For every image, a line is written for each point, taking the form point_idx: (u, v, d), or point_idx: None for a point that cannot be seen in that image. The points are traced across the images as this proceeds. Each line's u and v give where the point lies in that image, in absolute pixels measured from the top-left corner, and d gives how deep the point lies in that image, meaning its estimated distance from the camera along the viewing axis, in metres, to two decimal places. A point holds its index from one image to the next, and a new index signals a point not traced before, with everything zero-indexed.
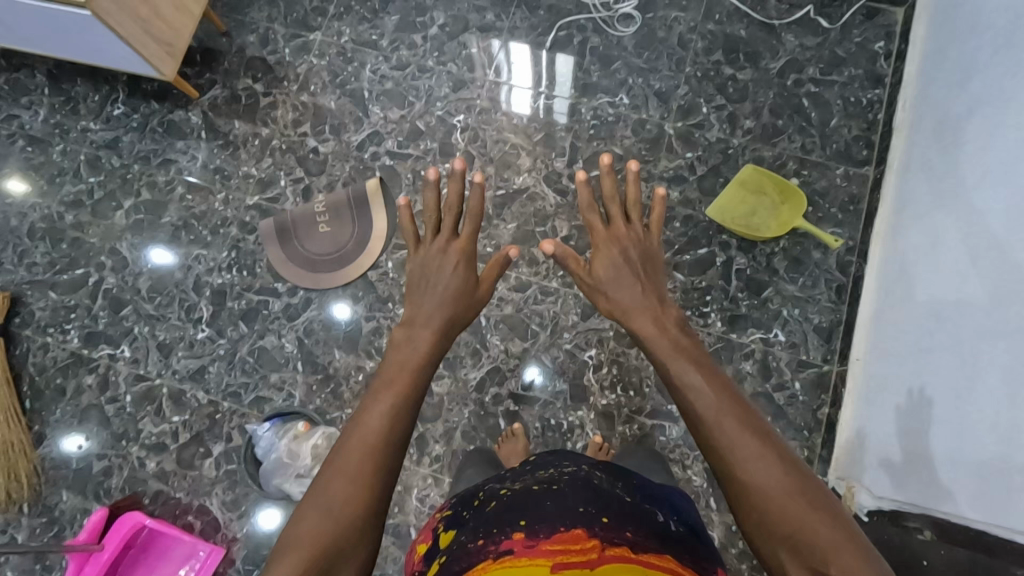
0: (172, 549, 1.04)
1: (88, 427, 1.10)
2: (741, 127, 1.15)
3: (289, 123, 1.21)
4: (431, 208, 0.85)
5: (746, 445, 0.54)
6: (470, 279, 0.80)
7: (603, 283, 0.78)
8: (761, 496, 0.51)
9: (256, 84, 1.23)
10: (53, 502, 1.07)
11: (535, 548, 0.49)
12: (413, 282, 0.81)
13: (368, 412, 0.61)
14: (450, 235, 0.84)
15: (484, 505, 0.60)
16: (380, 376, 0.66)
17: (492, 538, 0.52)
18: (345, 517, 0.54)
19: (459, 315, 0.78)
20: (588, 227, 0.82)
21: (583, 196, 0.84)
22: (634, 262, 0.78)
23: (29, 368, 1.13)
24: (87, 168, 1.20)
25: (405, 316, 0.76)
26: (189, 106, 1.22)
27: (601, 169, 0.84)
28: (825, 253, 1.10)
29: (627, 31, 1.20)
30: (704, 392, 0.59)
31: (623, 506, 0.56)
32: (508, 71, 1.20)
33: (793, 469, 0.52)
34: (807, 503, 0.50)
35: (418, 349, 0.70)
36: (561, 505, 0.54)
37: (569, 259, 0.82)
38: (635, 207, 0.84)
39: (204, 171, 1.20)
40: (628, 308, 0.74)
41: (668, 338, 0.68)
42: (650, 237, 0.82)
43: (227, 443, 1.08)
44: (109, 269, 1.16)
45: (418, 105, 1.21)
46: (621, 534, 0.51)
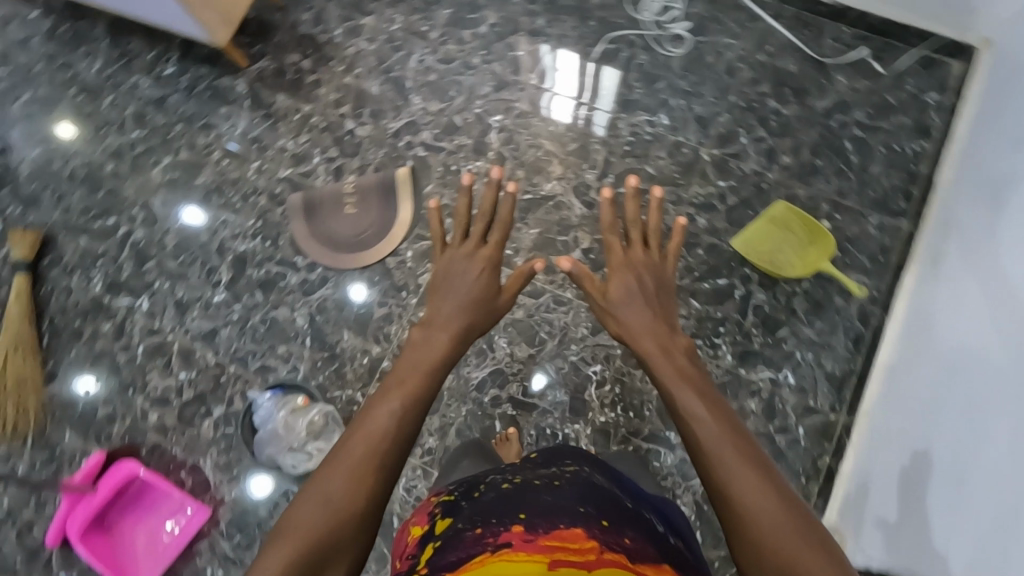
0: (161, 503, 1.06)
1: (98, 373, 1.13)
2: (778, 163, 1.14)
3: (330, 103, 1.23)
4: (459, 210, 0.86)
5: (746, 477, 0.55)
6: (491, 287, 0.82)
7: (614, 305, 0.79)
8: (757, 533, 0.51)
9: (303, 61, 1.25)
10: (55, 440, 1.10)
11: (533, 542, 0.49)
12: (436, 284, 0.83)
13: (376, 409, 0.64)
14: (477, 242, 0.84)
15: (482, 496, 0.60)
16: (391, 376, 0.70)
17: (490, 529, 0.52)
18: (342, 509, 0.56)
19: (475, 322, 0.80)
20: (607, 247, 0.82)
21: (607, 215, 0.83)
22: (648, 289, 0.79)
23: (51, 308, 1.16)
24: (133, 122, 1.24)
25: (426, 314, 0.79)
26: (236, 74, 1.25)
27: (627, 190, 0.84)
28: (847, 300, 1.07)
29: (679, 53, 1.19)
30: (706, 424, 0.60)
31: (623, 512, 0.56)
32: (552, 78, 1.21)
33: (792, 506, 0.53)
34: (801, 535, 0.51)
35: (434, 353, 0.73)
36: (560, 502, 0.54)
37: (584, 278, 0.83)
38: (656, 235, 0.84)
39: (243, 139, 1.22)
40: (635, 331, 0.76)
41: (674, 365, 0.70)
42: (665, 262, 0.83)
43: (227, 407, 1.10)
44: (140, 223, 1.19)
45: (458, 101, 1.22)
46: (619, 540, 0.51)
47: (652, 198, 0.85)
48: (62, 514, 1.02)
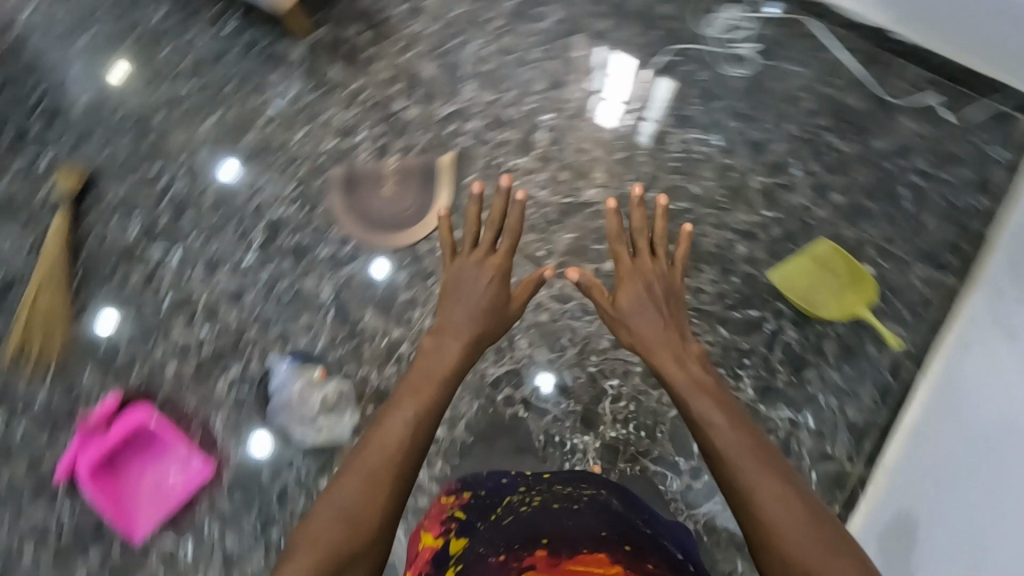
0: (167, 453, 1.07)
1: (123, 317, 1.14)
2: (827, 200, 1.11)
3: (383, 80, 1.23)
4: (468, 220, 0.92)
5: (764, 485, 0.64)
6: (501, 295, 0.88)
7: (626, 315, 0.87)
8: (780, 539, 0.61)
9: (361, 34, 1.25)
10: (73, 376, 1.11)
11: (558, 565, 0.69)
12: (445, 291, 0.89)
13: (388, 419, 0.74)
14: (485, 249, 0.91)
15: (499, 520, 0.79)
16: (404, 385, 0.79)
17: (513, 555, 0.71)
18: (356, 517, 0.65)
19: (485, 330, 0.87)
20: (615, 255, 0.90)
21: (613, 225, 0.91)
22: (657, 296, 0.87)
23: (86, 246, 1.18)
24: (187, 75, 1.25)
25: (437, 321, 0.87)
26: (294, 40, 1.25)
27: (632, 202, 0.91)
28: (879, 350, 1.04)
29: (745, 74, 1.17)
30: (726, 432, 0.70)
31: (644, 541, 0.77)
32: (606, 82, 1.19)
33: (808, 509, 0.62)
34: (817, 534, 0.61)
35: (445, 362, 0.82)
36: (579, 524, 0.76)
37: (592, 288, 0.91)
38: (662, 241, 0.92)
39: (292, 105, 1.23)
40: (648, 344, 0.84)
41: (688, 375, 0.79)
42: (672, 268, 0.91)
43: (244, 369, 1.11)
44: (182, 175, 1.21)
45: (511, 94, 1.21)
46: (642, 566, 0.71)
47: (657, 205, 0.92)
48: (75, 450, 1.06)
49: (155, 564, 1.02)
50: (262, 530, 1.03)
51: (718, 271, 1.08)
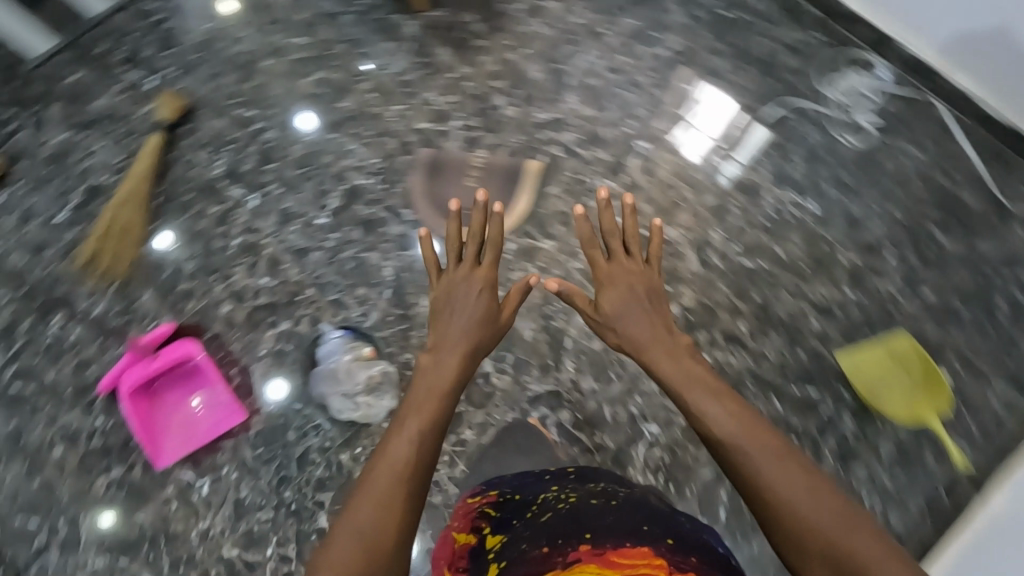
0: (205, 391, 1.08)
1: (190, 248, 1.16)
2: (917, 294, 1.05)
3: (488, 73, 1.22)
4: (451, 239, 0.95)
5: (770, 463, 0.65)
6: (493, 303, 0.91)
7: (612, 318, 0.89)
8: (789, 518, 0.61)
9: (476, 23, 1.25)
10: (133, 295, 1.14)
11: (602, 555, 0.66)
12: (438, 307, 0.91)
13: (393, 441, 0.73)
14: (471, 264, 0.93)
15: (534, 517, 0.77)
16: (409, 401, 0.80)
17: (557, 549, 0.68)
18: (373, 540, 0.65)
19: (482, 341, 0.89)
20: (591, 262, 0.92)
21: (584, 231, 0.92)
22: (639, 294, 0.89)
23: (172, 173, 1.21)
24: (301, 29, 1.27)
25: (433, 339, 0.88)
26: (410, 14, 1.26)
27: (600, 204, 0.92)
28: (939, 462, 0.98)
29: (856, 145, 1.13)
30: (724, 419, 0.71)
31: (690, 542, 0.71)
32: (699, 112, 1.17)
33: (815, 485, 0.63)
34: (829, 505, 0.61)
35: (446, 373, 0.82)
36: (618, 522, 0.72)
37: (574, 295, 0.93)
38: (635, 241, 0.93)
39: (394, 79, 1.23)
40: (641, 343, 0.85)
41: (684, 370, 0.81)
42: (649, 268, 0.92)
43: (293, 326, 1.12)
44: (276, 125, 1.22)
45: (612, 114, 1.18)
46: (686, 560, 0.67)
47: (623, 204, 0.94)
48: (121, 367, 1.07)
49: (169, 493, 1.04)
50: (277, 488, 1.04)
51: (785, 339, 1.04)
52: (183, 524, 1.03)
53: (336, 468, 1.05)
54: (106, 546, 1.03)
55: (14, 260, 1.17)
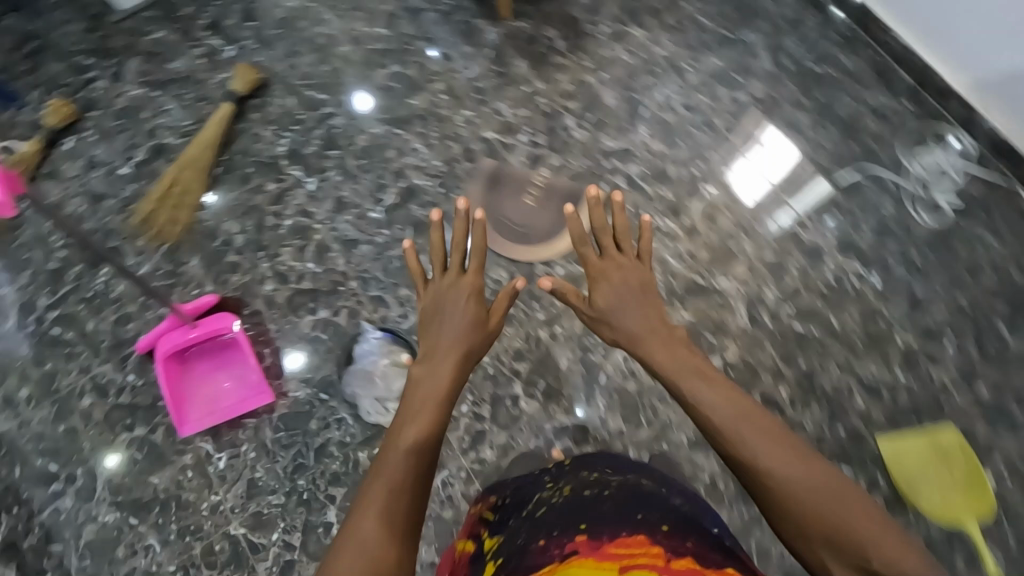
0: (238, 366, 1.08)
1: (243, 221, 1.17)
2: (971, 388, 1.01)
3: (563, 92, 1.21)
4: (436, 247, 0.91)
5: (767, 450, 0.63)
6: (481, 311, 0.87)
7: (606, 313, 0.84)
8: (791, 501, 0.59)
9: (558, 41, 1.24)
10: (181, 259, 1.16)
11: (599, 547, 0.63)
12: (426, 320, 0.88)
13: (390, 453, 0.70)
14: (456, 271, 0.89)
15: (531, 515, 0.74)
16: (404, 412, 0.77)
17: (555, 542, 0.65)
18: (379, 548, 0.61)
19: (473, 348, 0.85)
20: (582, 260, 0.86)
21: (576, 229, 0.86)
22: (633, 289, 0.84)
23: (236, 145, 1.22)
24: (384, 20, 1.27)
25: (424, 348, 0.84)
26: (493, 22, 1.25)
27: (590, 202, 0.85)
28: (970, 569, 0.94)
29: (930, 224, 1.09)
30: (718, 406, 0.69)
31: (683, 526, 0.69)
32: (757, 151, 1.15)
33: (817, 470, 0.60)
34: (829, 487, 0.59)
35: (439, 383, 0.80)
36: (614, 512, 0.69)
37: (568, 293, 0.87)
38: (625, 235, 0.88)
39: (469, 84, 1.23)
40: (637, 334, 0.81)
41: (679, 360, 0.77)
42: (642, 264, 0.87)
43: (331, 315, 1.12)
44: (344, 112, 1.23)
45: (682, 153, 1.16)
46: (681, 544, 0.65)
47: (612, 202, 0.87)
48: (160, 329, 1.07)
49: (187, 461, 1.05)
50: (291, 475, 1.04)
51: (826, 413, 1.01)
52: (194, 494, 1.04)
53: (352, 464, 1.04)
54: (117, 502, 1.04)
55: (74, 205, 1.20)
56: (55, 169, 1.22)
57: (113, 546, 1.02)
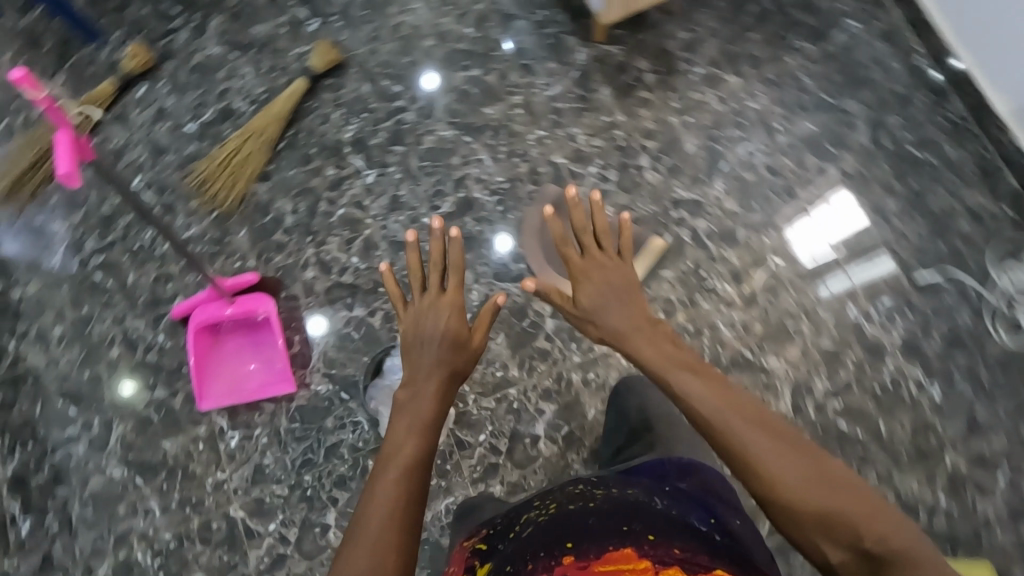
0: (266, 350, 1.07)
1: (297, 202, 1.16)
2: (1016, 529, 0.95)
3: (642, 129, 1.16)
4: (413, 271, 0.86)
5: (762, 444, 0.60)
6: (462, 330, 0.80)
7: (589, 312, 0.78)
8: (783, 498, 0.57)
9: (648, 74, 1.18)
10: (230, 228, 1.15)
11: (588, 569, 0.63)
12: (404, 345, 0.80)
13: (375, 492, 0.63)
14: (436, 292, 0.84)
15: (520, 534, 0.66)
16: (381, 448, 0.69)
17: (541, 564, 0.62)
18: None
19: (456, 370, 0.78)
20: (565, 262, 0.81)
21: (557, 229, 0.82)
22: (618, 287, 0.79)
23: (302, 122, 1.20)
24: (474, 20, 1.23)
25: (403, 377, 0.77)
26: (585, 42, 1.21)
27: (569, 202, 0.81)
28: None
29: (1007, 344, 1.03)
30: (708, 399, 0.65)
31: (673, 524, 0.65)
32: (823, 211, 1.11)
33: (813, 461, 0.59)
34: (822, 476, 0.58)
35: (424, 406, 0.72)
36: (599, 522, 0.66)
37: (551, 293, 0.82)
38: (605, 234, 0.82)
39: (547, 103, 1.18)
40: (622, 332, 0.76)
41: (666, 354, 0.72)
42: (623, 261, 0.81)
43: (366, 314, 1.09)
44: (416, 109, 1.20)
45: (754, 216, 1.11)
46: (669, 553, 0.62)
47: (591, 202, 0.82)
48: (200, 300, 1.06)
49: (200, 433, 1.05)
50: (298, 469, 1.03)
51: None
52: (202, 467, 1.04)
53: (360, 471, 1.02)
54: (126, 460, 1.05)
55: (136, 154, 1.20)
56: (123, 114, 1.21)
57: (115, 502, 1.03)
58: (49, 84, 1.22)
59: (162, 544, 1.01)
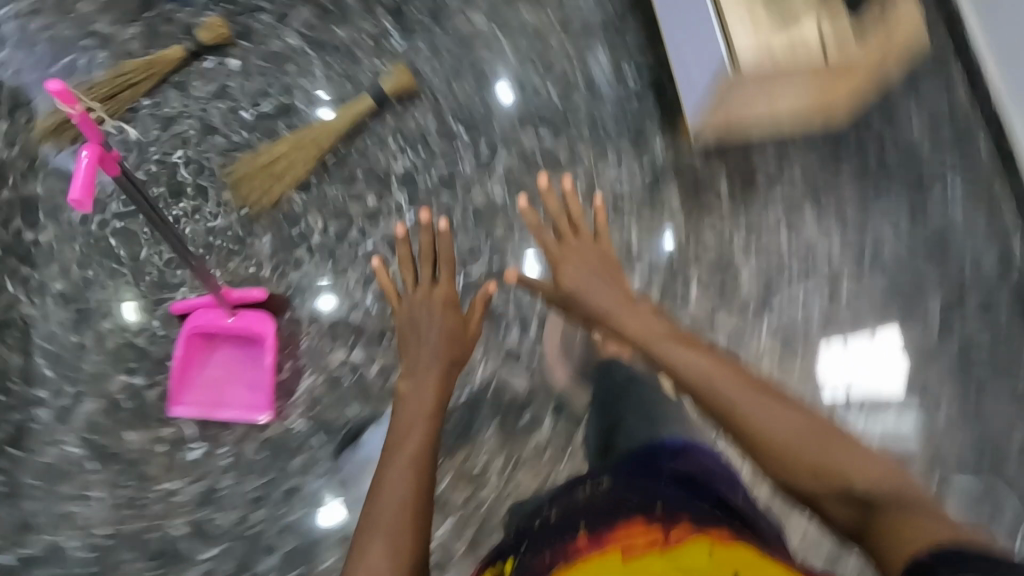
0: (252, 370, 1.03)
1: (328, 222, 1.11)
2: None
3: (701, 247, 1.09)
4: (404, 267, 0.89)
5: (754, 403, 0.67)
6: (457, 320, 0.86)
7: (576, 292, 0.83)
8: (776, 453, 0.65)
9: (723, 190, 1.11)
10: (254, 229, 1.10)
11: (602, 542, 0.54)
12: (401, 334, 0.85)
13: (386, 481, 0.67)
14: (428, 285, 0.87)
15: (539, 533, 0.62)
16: (388, 437, 0.75)
17: (552, 552, 0.55)
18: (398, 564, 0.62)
19: (455, 356, 0.84)
20: (543, 248, 0.86)
21: (531, 217, 0.87)
22: (597, 267, 0.85)
23: (357, 140, 1.14)
24: (560, 83, 1.16)
25: (404, 366, 0.82)
26: (667, 139, 1.14)
27: (545, 189, 0.88)
28: None
29: None
30: (697, 362, 0.72)
31: (681, 504, 0.61)
32: (864, 339, 1.05)
33: (803, 416, 0.66)
34: (814, 434, 0.65)
35: (422, 399, 0.78)
36: (604, 509, 0.60)
37: (537, 284, 0.89)
38: (580, 216, 0.87)
39: (611, 191, 1.11)
40: (605, 309, 0.81)
41: (651, 332, 0.78)
42: (600, 243, 0.87)
43: (364, 360, 1.04)
44: (476, 159, 1.14)
45: (792, 374, 1.03)
46: (678, 518, 0.57)
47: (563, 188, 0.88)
48: (196, 304, 1.02)
49: (166, 434, 1.01)
50: (251, 502, 0.98)
51: None
52: (158, 471, 1.00)
53: (311, 523, 0.97)
54: (86, 439, 1.01)
55: (184, 125, 1.15)
56: (184, 81, 1.17)
57: (62, 480, 0.99)
58: (120, 31, 1.18)
59: (96, 539, 0.97)
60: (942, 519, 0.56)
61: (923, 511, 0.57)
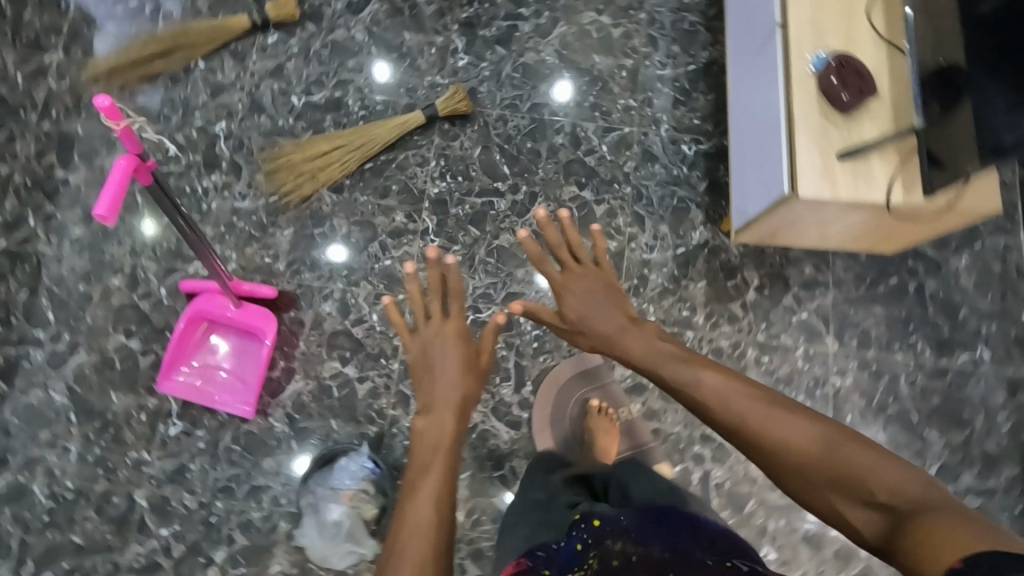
0: (248, 365, 1.03)
1: (352, 229, 1.09)
2: None
3: (714, 343, 1.06)
4: (415, 300, 0.83)
5: (760, 414, 0.61)
6: (470, 352, 0.79)
7: (581, 322, 0.78)
8: (794, 467, 0.57)
9: (751, 290, 1.08)
10: (279, 220, 1.10)
11: None
12: (415, 367, 0.79)
13: (411, 505, 0.63)
14: (438, 319, 0.81)
15: None
16: (411, 464, 0.69)
17: None
18: None
19: (470, 392, 0.77)
20: (545, 278, 0.79)
21: (532, 249, 0.80)
22: (603, 292, 0.79)
23: (400, 152, 1.12)
24: (614, 142, 1.14)
25: (420, 402, 0.75)
26: (707, 225, 1.11)
27: (543, 221, 0.79)
28: None
29: None
30: (704, 382, 0.66)
31: None
32: None
33: (810, 421, 0.59)
34: (825, 442, 0.57)
35: (449, 431, 0.71)
36: None
37: (539, 313, 0.80)
38: (582, 247, 0.80)
39: (639, 264, 1.09)
40: (613, 337, 0.76)
41: (656, 350, 0.73)
42: (604, 267, 0.81)
43: (356, 377, 1.04)
44: (513, 199, 1.12)
45: (772, 493, 1.02)
46: None
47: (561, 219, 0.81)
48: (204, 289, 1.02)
49: (150, 404, 1.02)
50: (216, 491, 0.99)
51: None
52: (134, 438, 1.01)
53: (269, 526, 0.99)
54: (72, 390, 1.02)
55: (233, 98, 1.14)
56: (243, 52, 1.15)
57: (42, 425, 1.01)
58: None
59: (61, 490, 0.99)
60: (974, 518, 0.48)
61: (948, 510, 0.49)
